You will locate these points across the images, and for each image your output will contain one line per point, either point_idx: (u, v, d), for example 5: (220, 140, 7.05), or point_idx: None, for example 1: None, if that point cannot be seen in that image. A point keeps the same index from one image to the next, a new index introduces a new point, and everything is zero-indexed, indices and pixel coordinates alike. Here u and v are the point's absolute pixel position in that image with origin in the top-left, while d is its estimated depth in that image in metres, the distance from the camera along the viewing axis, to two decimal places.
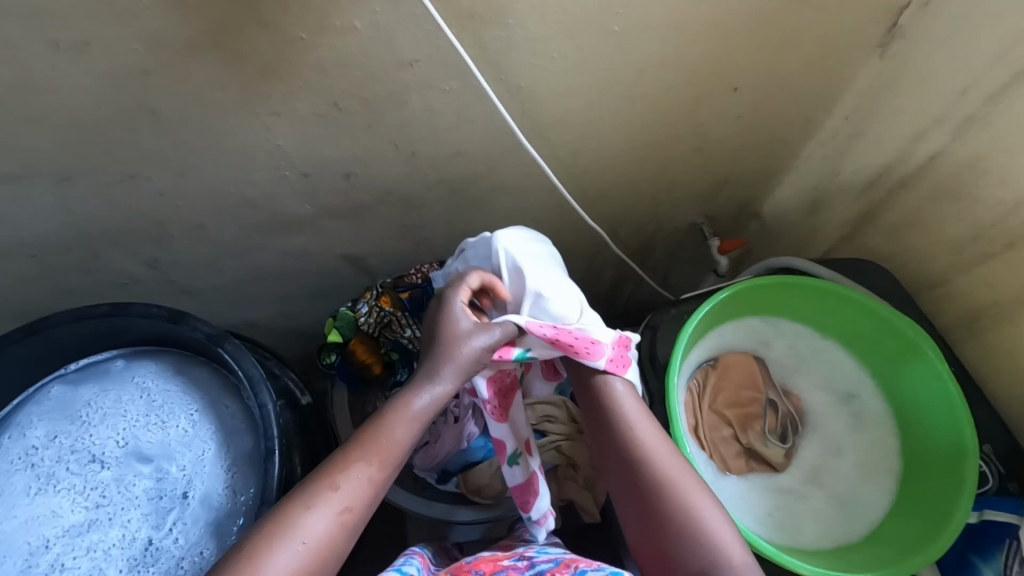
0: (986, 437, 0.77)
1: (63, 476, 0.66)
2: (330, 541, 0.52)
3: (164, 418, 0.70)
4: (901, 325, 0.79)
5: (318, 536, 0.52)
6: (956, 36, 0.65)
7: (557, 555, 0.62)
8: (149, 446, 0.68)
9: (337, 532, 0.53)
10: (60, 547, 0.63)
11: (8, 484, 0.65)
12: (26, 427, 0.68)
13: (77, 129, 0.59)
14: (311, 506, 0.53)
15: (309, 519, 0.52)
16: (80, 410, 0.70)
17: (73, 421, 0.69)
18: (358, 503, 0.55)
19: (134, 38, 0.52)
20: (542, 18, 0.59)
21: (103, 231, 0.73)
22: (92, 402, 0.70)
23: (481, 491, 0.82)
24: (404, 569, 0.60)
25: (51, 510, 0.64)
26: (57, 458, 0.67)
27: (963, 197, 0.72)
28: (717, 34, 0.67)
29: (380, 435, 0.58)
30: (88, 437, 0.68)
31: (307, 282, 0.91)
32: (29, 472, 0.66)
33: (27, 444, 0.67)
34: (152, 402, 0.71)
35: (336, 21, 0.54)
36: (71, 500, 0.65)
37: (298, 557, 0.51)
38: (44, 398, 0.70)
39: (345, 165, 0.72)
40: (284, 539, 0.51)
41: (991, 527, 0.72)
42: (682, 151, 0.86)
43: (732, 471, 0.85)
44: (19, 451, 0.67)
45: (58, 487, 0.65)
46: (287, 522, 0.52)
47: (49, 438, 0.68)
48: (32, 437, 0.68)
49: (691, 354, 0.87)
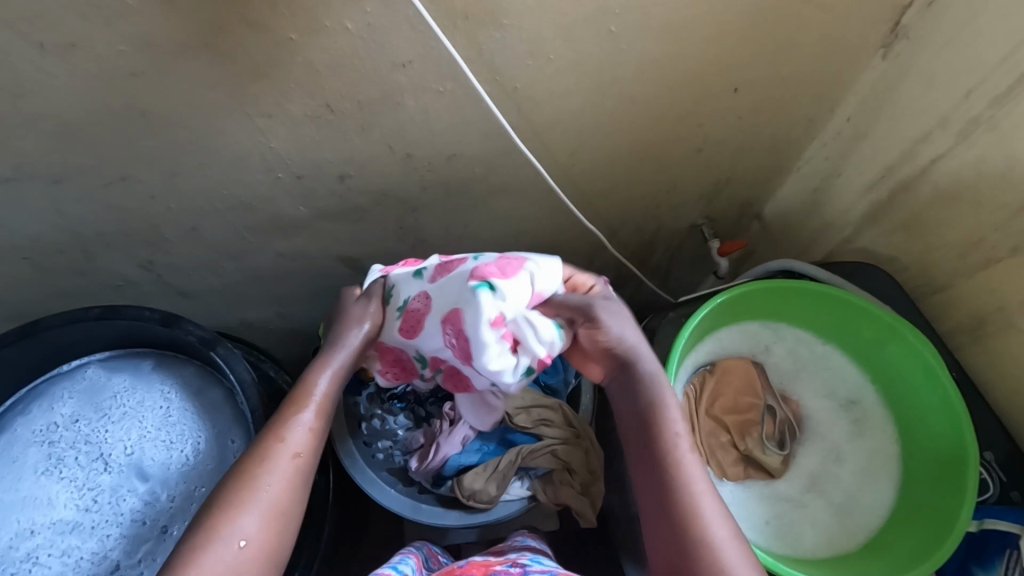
0: (987, 444, 0.77)
1: (70, 465, 0.67)
2: (287, 495, 0.54)
3: (172, 439, 0.69)
4: (902, 331, 0.78)
5: (277, 489, 0.54)
6: (960, 36, 0.64)
7: (551, 567, 0.60)
8: (151, 464, 0.68)
9: (293, 485, 0.55)
10: (41, 539, 0.63)
11: (21, 457, 0.67)
12: (56, 401, 0.70)
13: (66, 132, 0.59)
14: (263, 465, 0.54)
15: (265, 477, 0.54)
16: (105, 401, 0.70)
17: (97, 411, 0.70)
18: (307, 453, 0.57)
19: (121, 40, 0.51)
20: (537, 17, 0.58)
21: (97, 232, 0.73)
22: (119, 396, 0.71)
23: (475, 496, 0.79)
24: (399, 567, 0.60)
25: (48, 497, 0.65)
26: (71, 445, 0.68)
27: (966, 201, 0.71)
28: (715, 34, 0.66)
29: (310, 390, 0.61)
30: (103, 432, 0.69)
31: (304, 284, 0.91)
32: (43, 450, 0.67)
33: (52, 419, 0.69)
34: (168, 416, 0.70)
35: (326, 22, 0.54)
36: (67, 493, 0.66)
37: (260, 513, 0.52)
38: (80, 377, 0.72)
39: (339, 168, 0.71)
40: (247, 496, 0.52)
41: (992, 536, 0.70)
42: (683, 151, 0.85)
43: (729, 477, 0.84)
44: (42, 423, 0.69)
45: (62, 474, 0.66)
46: (247, 481, 0.53)
47: (71, 420, 0.69)
48: (57, 413, 0.69)
49: (689, 359, 0.87)
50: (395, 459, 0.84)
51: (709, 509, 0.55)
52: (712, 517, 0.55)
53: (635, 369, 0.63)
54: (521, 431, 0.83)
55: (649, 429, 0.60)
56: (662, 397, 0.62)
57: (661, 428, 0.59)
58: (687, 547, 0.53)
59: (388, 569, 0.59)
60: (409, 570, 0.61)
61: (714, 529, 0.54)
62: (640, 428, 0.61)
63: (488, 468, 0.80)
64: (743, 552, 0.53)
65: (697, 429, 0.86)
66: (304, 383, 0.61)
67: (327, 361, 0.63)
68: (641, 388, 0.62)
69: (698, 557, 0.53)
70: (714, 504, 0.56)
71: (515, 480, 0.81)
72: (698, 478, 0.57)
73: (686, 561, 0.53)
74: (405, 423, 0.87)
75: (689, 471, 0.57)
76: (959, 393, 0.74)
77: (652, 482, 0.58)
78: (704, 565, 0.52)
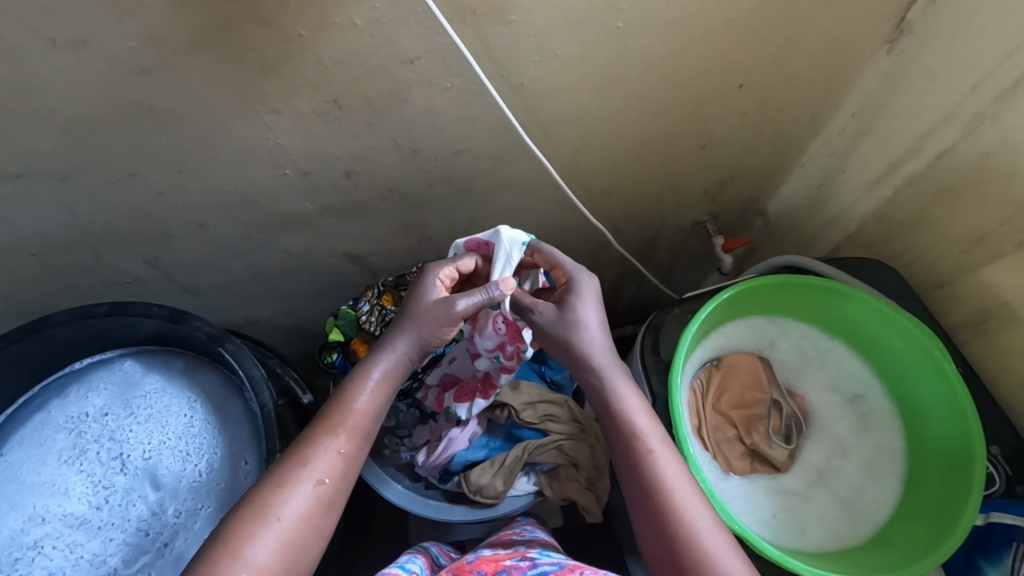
0: (993, 438, 0.76)
1: (91, 458, 0.68)
2: (306, 524, 0.53)
3: (190, 451, 0.69)
4: (908, 325, 0.78)
5: (294, 518, 0.52)
6: (966, 31, 0.64)
7: (560, 560, 0.60)
8: (165, 473, 0.68)
9: (313, 514, 0.53)
10: (50, 529, 0.64)
11: (50, 440, 0.68)
12: (90, 390, 0.71)
13: (76, 129, 0.59)
14: (282, 493, 0.53)
15: (284, 503, 0.52)
16: (135, 399, 0.71)
17: (125, 407, 0.70)
18: (332, 480, 0.55)
19: (130, 36, 0.51)
20: (544, 14, 0.58)
21: (104, 230, 0.73)
22: (149, 396, 0.71)
23: (482, 491, 0.79)
24: (407, 566, 0.60)
25: (64, 487, 0.66)
26: (96, 438, 0.68)
27: (971, 196, 0.71)
28: (722, 29, 0.66)
29: (349, 411, 0.58)
30: (127, 432, 0.69)
31: (309, 281, 0.91)
32: (70, 438, 0.68)
33: (83, 408, 0.70)
34: (190, 427, 0.70)
35: (335, 18, 0.54)
36: (83, 486, 0.66)
37: (273, 541, 0.51)
38: (116, 368, 0.73)
39: (346, 163, 0.71)
40: (260, 520, 0.51)
41: (998, 529, 0.71)
42: (688, 148, 0.85)
43: (736, 472, 0.84)
44: (75, 411, 0.70)
45: (81, 466, 0.67)
46: (262, 505, 0.52)
47: (100, 413, 0.70)
48: (90, 403, 0.70)
49: (694, 355, 0.87)
50: (402, 455, 0.86)
51: (682, 498, 0.56)
52: (687, 505, 0.55)
53: (589, 366, 0.63)
54: (526, 426, 0.84)
55: (615, 425, 0.60)
56: (619, 390, 0.61)
57: (622, 425, 0.60)
58: (665, 539, 0.54)
59: (396, 567, 0.60)
60: (417, 568, 0.61)
61: (690, 517, 0.55)
62: (607, 421, 0.62)
63: (494, 464, 0.81)
64: (724, 536, 0.54)
65: (704, 423, 0.86)
66: (341, 405, 0.59)
67: (363, 378, 0.61)
68: (597, 385, 0.62)
69: (676, 548, 0.53)
70: (687, 490, 0.56)
71: (521, 476, 0.82)
72: (668, 467, 0.57)
73: (668, 550, 0.54)
74: (411, 420, 0.90)
75: (659, 461, 0.58)
76: (965, 385, 0.75)
77: (623, 474, 0.59)
78: (683, 554, 0.53)
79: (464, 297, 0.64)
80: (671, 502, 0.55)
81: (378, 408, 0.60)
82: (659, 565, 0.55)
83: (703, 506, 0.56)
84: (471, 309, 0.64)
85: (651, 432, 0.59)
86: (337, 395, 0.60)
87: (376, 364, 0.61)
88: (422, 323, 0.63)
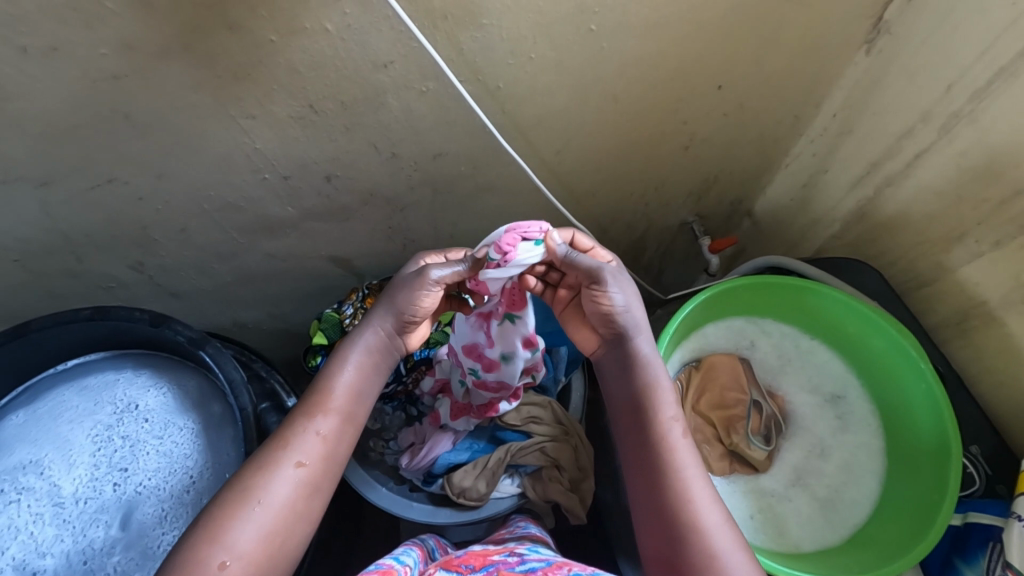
0: (974, 438, 0.77)
1: (109, 451, 0.70)
2: (287, 510, 0.52)
3: (167, 516, 0.67)
4: (882, 321, 0.78)
5: (274, 502, 0.51)
6: (939, 31, 0.64)
7: (548, 556, 0.60)
8: (138, 517, 0.67)
9: (296, 500, 0.52)
10: (39, 486, 0.67)
11: (100, 406, 0.72)
12: (153, 389, 0.74)
13: (51, 135, 0.59)
14: (264, 476, 0.52)
15: (266, 488, 0.52)
16: (174, 426, 0.72)
17: (166, 424, 0.72)
18: (313, 463, 0.54)
19: (101, 43, 0.52)
20: (516, 18, 0.58)
21: (85, 235, 0.73)
22: (183, 431, 0.71)
23: (465, 493, 0.79)
24: (400, 558, 0.60)
25: (75, 461, 0.69)
26: (124, 436, 0.71)
27: (949, 195, 0.71)
28: (695, 31, 0.66)
29: (331, 394, 0.58)
30: (148, 450, 0.70)
31: (295, 284, 0.92)
32: (111, 418, 0.72)
33: (138, 400, 0.73)
34: (183, 494, 0.68)
35: (306, 23, 0.54)
36: (85, 470, 0.69)
37: (255, 526, 0.50)
38: (184, 382, 0.75)
39: (325, 168, 0.72)
40: (239, 507, 0.50)
41: (976, 528, 0.70)
42: (671, 149, 0.85)
43: (714, 472, 0.85)
44: (133, 395, 0.73)
45: (98, 452, 0.70)
46: (241, 490, 0.51)
47: (146, 413, 0.72)
48: (146, 399, 0.73)
49: (674, 356, 0.88)
50: (387, 459, 0.87)
51: (698, 497, 0.54)
52: (701, 503, 0.53)
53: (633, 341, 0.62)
54: (510, 428, 0.85)
55: (640, 412, 0.59)
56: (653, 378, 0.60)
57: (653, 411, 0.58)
58: (676, 536, 0.52)
59: (390, 559, 0.59)
60: (411, 560, 0.61)
61: (704, 512, 0.53)
62: (632, 406, 0.60)
63: (477, 466, 0.81)
64: (730, 531, 0.53)
65: None
66: (320, 387, 0.58)
67: (344, 362, 0.60)
68: (635, 365, 0.61)
69: (688, 546, 0.51)
70: (703, 486, 0.55)
71: (505, 478, 0.82)
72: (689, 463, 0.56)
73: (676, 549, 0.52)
74: (397, 422, 0.92)
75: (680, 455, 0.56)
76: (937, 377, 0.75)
77: (639, 464, 0.57)
78: (693, 549, 0.51)
79: (439, 267, 0.62)
80: (688, 496, 0.54)
81: (360, 391, 0.60)
82: (661, 565, 0.53)
83: (716, 504, 0.54)
84: (448, 278, 0.62)
85: (676, 420, 0.58)
86: (321, 377, 0.59)
87: (354, 348, 0.61)
88: (398, 304, 0.62)
